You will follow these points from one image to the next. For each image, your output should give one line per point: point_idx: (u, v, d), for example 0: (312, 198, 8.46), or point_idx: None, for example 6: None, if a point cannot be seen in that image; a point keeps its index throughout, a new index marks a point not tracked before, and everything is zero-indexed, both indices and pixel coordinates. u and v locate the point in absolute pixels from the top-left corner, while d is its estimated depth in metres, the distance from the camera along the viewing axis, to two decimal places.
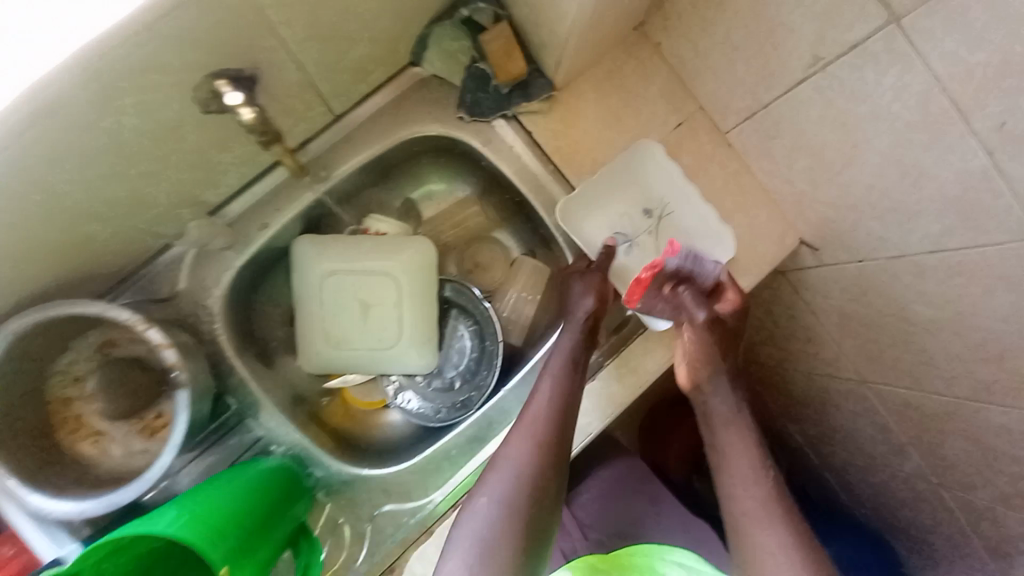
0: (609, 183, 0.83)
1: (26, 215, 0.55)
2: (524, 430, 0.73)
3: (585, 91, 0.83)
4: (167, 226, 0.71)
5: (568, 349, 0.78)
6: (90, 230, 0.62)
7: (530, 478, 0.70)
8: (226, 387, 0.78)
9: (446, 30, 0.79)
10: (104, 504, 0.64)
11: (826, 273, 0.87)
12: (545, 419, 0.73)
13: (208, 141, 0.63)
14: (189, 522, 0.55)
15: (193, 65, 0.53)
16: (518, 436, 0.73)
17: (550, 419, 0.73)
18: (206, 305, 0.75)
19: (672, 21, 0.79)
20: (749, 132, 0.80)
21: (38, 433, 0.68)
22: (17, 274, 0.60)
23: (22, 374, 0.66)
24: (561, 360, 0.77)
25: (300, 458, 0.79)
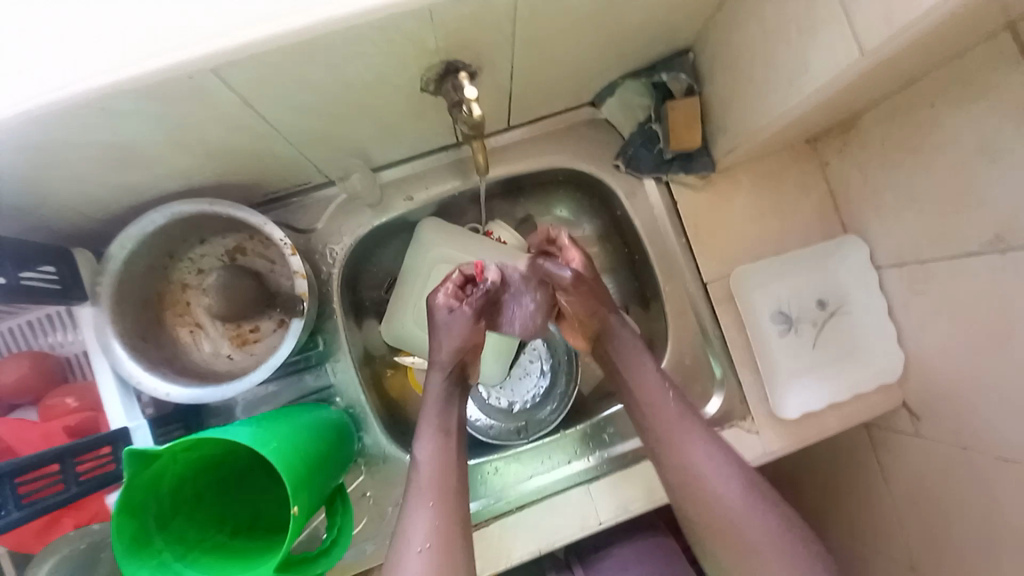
0: (803, 260, 0.83)
1: (235, 124, 0.58)
2: (421, 495, 0.61)
3: (741, 182, 0.83)
4: (331, 167, 0.75)
5: (429, 404, 0.67)
6: (273, 150, 0.66)
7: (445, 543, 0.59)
8: (321, 327, 0.80)
9: (636, 84, 0.80)
10: (187, 396, 0.65)
11: (917, 445, 0.82)
12: (446, 482, 0.62)
13: (406, 110, 0.66)
14: (281, 449, 0.55)
15: (436, 47, 0.55)
16: (416, 498, 0.61)
17: (445, 483, 0.62)
18: (335, 248, 0.81)
19: (853, 148, 0.78)
20: (893, 279, 0.78)
21: (150, 304, 0.73)
22: (202, 165, 0.63)
23: (163, 248, 0.71)
24: (429, 419, 0.66)
25: (356, 418, 0.80)
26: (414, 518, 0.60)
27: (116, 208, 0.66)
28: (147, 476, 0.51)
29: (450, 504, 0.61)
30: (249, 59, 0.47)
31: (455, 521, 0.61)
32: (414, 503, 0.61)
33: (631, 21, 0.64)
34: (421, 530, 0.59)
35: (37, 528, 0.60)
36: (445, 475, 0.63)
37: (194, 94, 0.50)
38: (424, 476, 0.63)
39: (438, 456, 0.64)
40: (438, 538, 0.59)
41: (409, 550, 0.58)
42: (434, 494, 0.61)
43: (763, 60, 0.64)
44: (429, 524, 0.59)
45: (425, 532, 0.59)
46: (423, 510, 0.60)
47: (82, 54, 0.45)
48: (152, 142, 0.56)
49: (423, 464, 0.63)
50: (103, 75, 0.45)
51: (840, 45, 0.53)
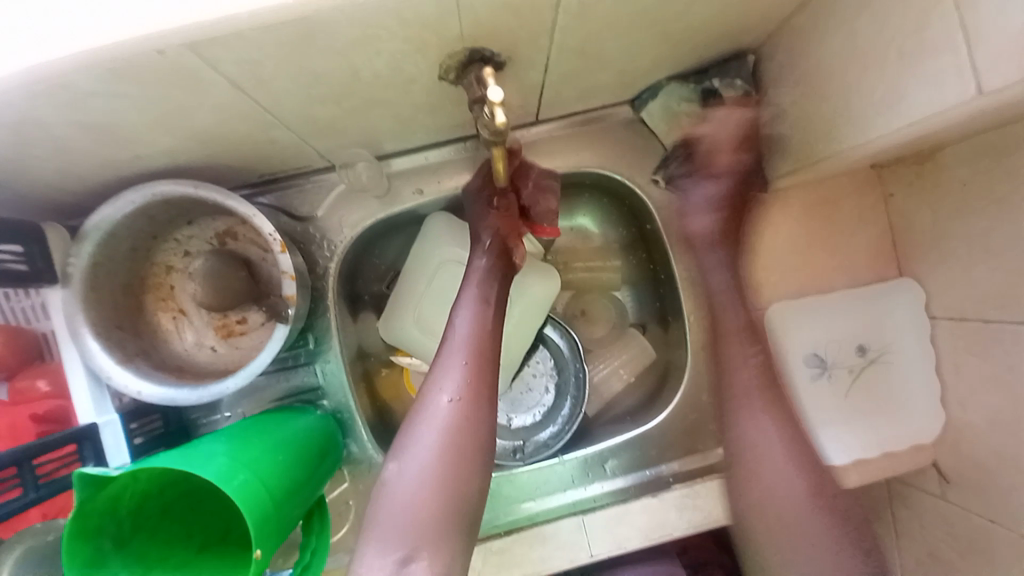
0: (847, 302, 0.75)
1: (225, 108, 0.50)
2: (454, 360, 0.59)
3: (789, 207, 0.74)
4: (335, 153, 0.67)
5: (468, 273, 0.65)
6: (269, 136, 0.58)
7: (475, 407, 0.58)
8: (312, 324, 0.75)
9: (681, 87, 0.70)
10: (160, 396, 0.61)
11: (938, 511, 0.75)
12: (480, 356, 0.60)
13: (421, 100, 0.58)
14: (249, 483, 0.49)
15: (460, 35, 0.47)
16: (450, 358, 0.59)
17: (484, 349, 0.60)
18: (333, 241, 0.74)
19: (926, 183, 0.69)
20: (946, 334, 0.70)
21: (131, 288, 0.67)
22: (188, 147, 0.56)
23: (145, 229, 0.65)
24: (469, 288, 0.64)
25: (343, 423, 0.75)
26: (448, 366, 0.59)
27: (95, 185, 0.59)
28: (101, 498, 0.47)
29: (482, 371, 0.60)
30: (235, 38, 0.40)
31: (488, 384, 0.60)
32: (447, 359, 0.60)
33: (694, 18, 0.54)
34: (457, 378, 0.59)
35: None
36: (486, 344, 0.61)
37: (172, 75, 0.43)
38: (460, 338, 0.61)
39: (477, 323, 0.61)
40: (469, 392, 0.58)
41: (440, 397, 0.58)
42: (469, 357, 0.60)
43: (845, 80, 0.54)
44: (463, 378, 0.58)
45: (458, 383, 0.58)
46: (457, 363, 0.59)
47: (41, 23, 0.37)
48: (131, 125, 0.49)
49: (463, 326, 0.61)
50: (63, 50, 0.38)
51: (952, 80, 0.44)
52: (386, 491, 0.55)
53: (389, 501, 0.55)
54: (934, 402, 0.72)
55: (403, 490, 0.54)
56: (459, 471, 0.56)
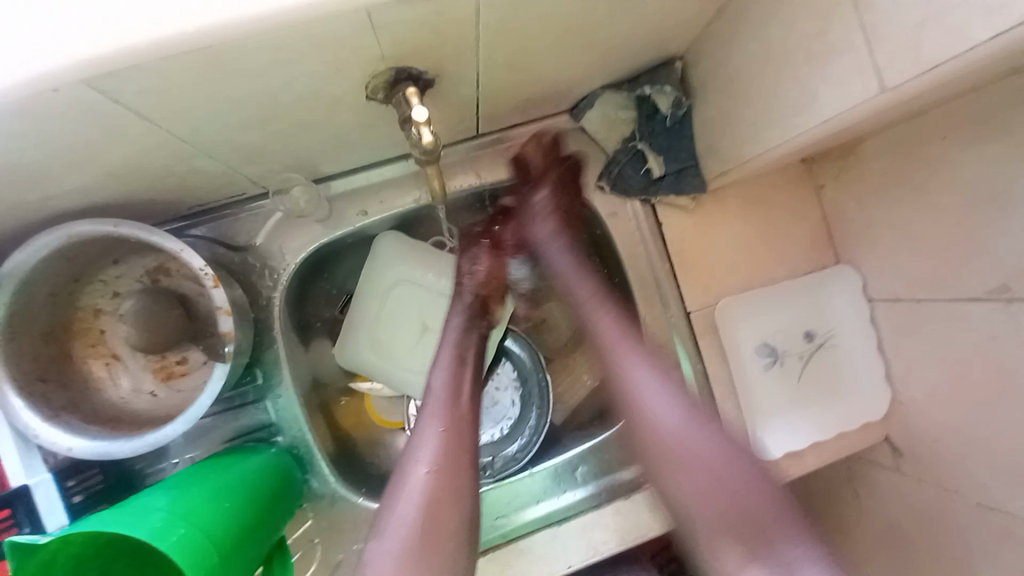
0: (791, 291, 0.78)
1: (136, 142, 0.47)
2: (433, 423, 0.60)
3: (730, 203, 0.77)
4: (270, 179, 0.65)
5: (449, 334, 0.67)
6: (193, 166, 0.55)
7: (453, 480, 0.57)
8: (259, 358, 0.71)
9: (614, 95, 0.71)
10: (92, 451, 0.56)
11: (895, 482, 0.78)
12: (459, 415, 0.61)
13: (354, 121, 0.57)
14: (191, 536, 0.46)
15: (381, 54, 0.46)
16: (427, 424, 0.60)
17: (456, 413, 0.61)
18: (277, 270, 0.71)
19: (851, 172, 0.72)
20: (885, 315, 0.74)
21: (54, 338, 0.62)
22: (101, 184, 0.53)
23: (65, 274, 0.61)
24: (446, 347, 0.66)
25: (301, 458, 0.72)
26: (424, 434, 0.59)
27: (4, 230, 0.55)
28: (29, 573, 0.44)
29: (457, 436, 0.59)
30: (136, 70, 0.38)
31: (469, 454, 0.59)
32: (425, 427, 0.60)
33: (617, 28, 0.55)
34: (432, 449, 0.58)
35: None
36: (462, 407, 0.62)
37: (73, 111, 0.40)
38: (437, 401, 0.62)
39: (451, 384, 0.63)
40: (446, 465, 0.57)
41: (418, 468, 0.57)
42: (445, 422, 0.60)
43: (763, 81, 0.56)
44: (439, 447, 0.58)
45: (434, 453, 0.58)
46: (435, 430, 0.59)
47: None
48: (31, 166, 0.46)
49: (439, 390, 0.62)
50: None
51: (856, 77, 0.46)
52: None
53: None
54: (880, 379, 0.76)
55: (382, 570, 0.52)
56: (435, 547, 0.53)
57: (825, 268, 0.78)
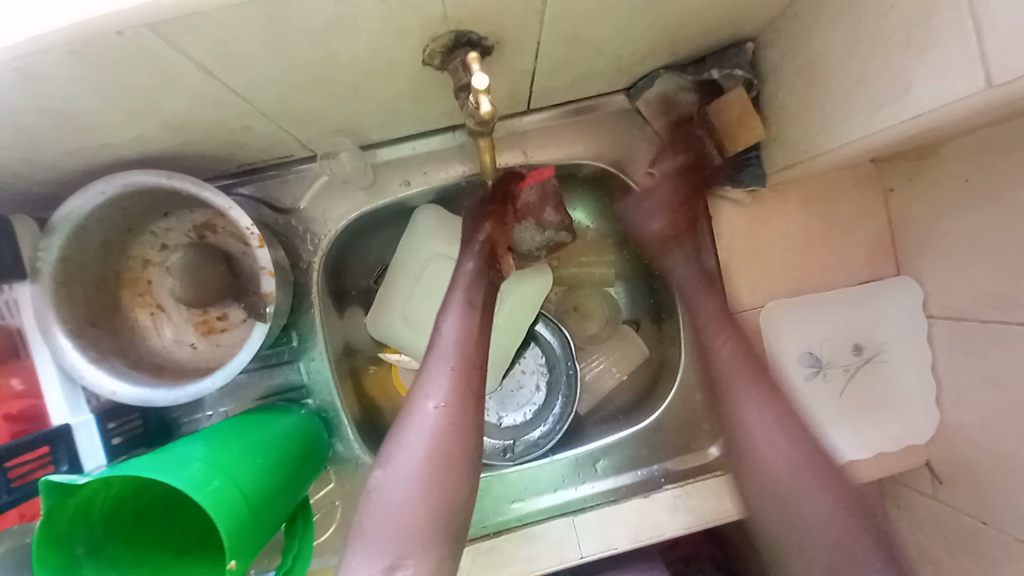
0: (843, 299, 0.74)
1: (192, 95, 0.47)
2: (442, 362, 0.59)
3: (786, 201, 0.72)
4: (318, 143, 0.65)
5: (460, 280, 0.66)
6: (244, 124, 0.55)
7: (462, 418, 0.57)
8: (296, 320, 0.72)
9: (678, 76, 0.68)
10: (136, 396, 0.58)
11: (932, 509, 0.74)
12: (468, 362, 0.60)
13: (406, 87, 0.55)
14: (226, 489, 0.47)
15: (441, 17, 0.44)
16: (437, 362, 0.59)
17: (467, 359, 0.60)
18: (318, 234, 0.71)
19: (926, 177, 0.67)
20: (943, 333, 0.69)
21: (105, 284, 0.64)
22: (156, 136, 0.53)
23: (119, 223, 0.62)
24: (457, 292, 0.65)
25: (328, 422, 0.74)
26: (434, 373, 0.59)
27: (64, 175, 0.56)
28: (70, 507, 0.45)
29: (467, 375, 0.59)
30: (198, 19, 0.37)
31: (476, 398, 0.59)
32: (434, 365, 0.59)
33: (689, 3, 0.52)
34: (441, 385, 0.58)
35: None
36: (472, 350, 0.61)
37: (134, 59, 0.40)
38: (446, 344, 0.61)
39: (465, 329, 0.62)
40: (455, 403, 0.57)
41: (426, 402, 0.57)
42: (454, 362, 0.59)
43: (846, 70, 0.52)
44: (449, 385, 0.58)
45: (444, 389, 0.58)
46: (445, 368, 0.59)
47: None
48: (92, 112, 0.46)
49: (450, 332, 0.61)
50: (9, 31, 0.35)
51: (957, 68, 0.42)
52: (370, 500, 0.54)
53: (374, 509, 0.53)
54: (930, 401, 0.71)
55: (390, 498, 0.53)
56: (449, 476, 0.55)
57: (883, 278, 0.73)
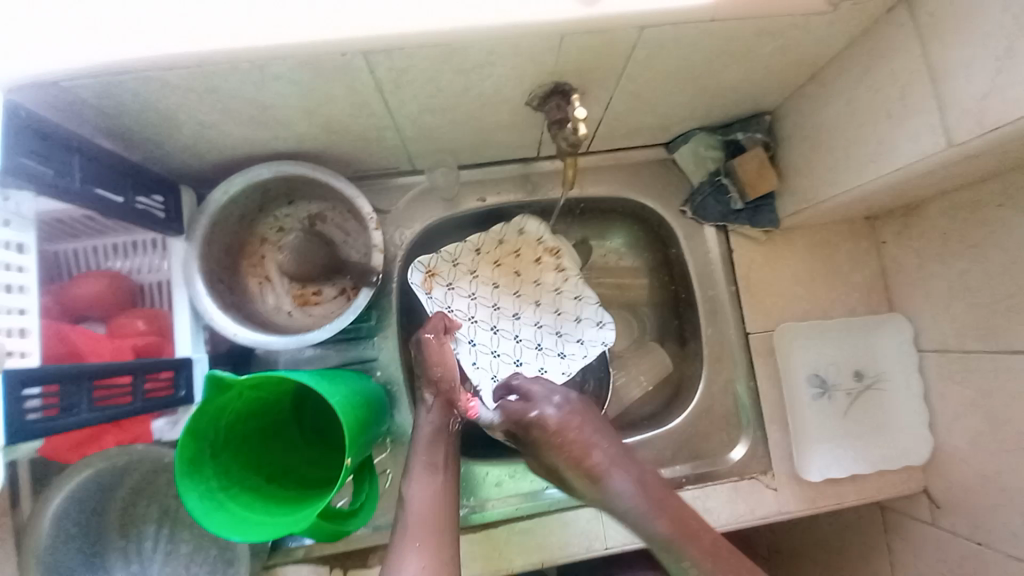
0: (845, 331, 0.85)
1: (359, 102, 0.62)
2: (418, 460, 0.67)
3: (795, 244, 0.87)
4: (422, 159, 0.81)
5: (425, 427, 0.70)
6: (379, 134, 0.71)
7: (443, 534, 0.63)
8: (376, 303, 0.85)
9: (708, 136, 0.85)
10: (251, 339, 0.70)
11: (931, 534, 0.81)
12: (444, 447, 0.69)
13: (506, 120, 0.72)
14: (342, 404, 0.58)
15: (554, 68, 0.61)
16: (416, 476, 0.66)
17: (433, 530, 0.63)
18: (405, 233, 0.86)
19: (912, 232, 0.81)
20: (933, 364, 0.80)
21: (232, 251, 0.78)
22: (314, 134, 0.69)
23: (256, 203, 0.77)
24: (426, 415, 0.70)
25: (391, 395, 0.83)
26: (416, 474, 0.67)
27: (229, 158, 0.72)
28: (216, 404, 0.55)
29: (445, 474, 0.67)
30: (400, 49, 0.53)
31: (448, 545, 0.62)
32: (415, 471, 0.67)
33: (727, 78, 0.69)
34: (411, 552, 0.60)
35: (79, 440, 0.64)
36: (440, 516, 0.64)
37: (338, 72, 0.56)
38: (421, 437, 0.69)
39: (431, 492, 0.65)
40: (429, 564, 0.60)
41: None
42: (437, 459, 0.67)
43: (845, 135, 0.69)
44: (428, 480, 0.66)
45: (416, 563, 0.59)
46: (421, 476, 0.66)
47: (262, 14, 0.50)
48: (283, 106, 0.61)
49: (415, 512, 0.64)
50: (269, 37, 0.50)
51: (928, 135, 0.57)
52: None
53: None
54: (924, 426, 0.81)
55: None
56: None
57: (881, 314, 0.85)
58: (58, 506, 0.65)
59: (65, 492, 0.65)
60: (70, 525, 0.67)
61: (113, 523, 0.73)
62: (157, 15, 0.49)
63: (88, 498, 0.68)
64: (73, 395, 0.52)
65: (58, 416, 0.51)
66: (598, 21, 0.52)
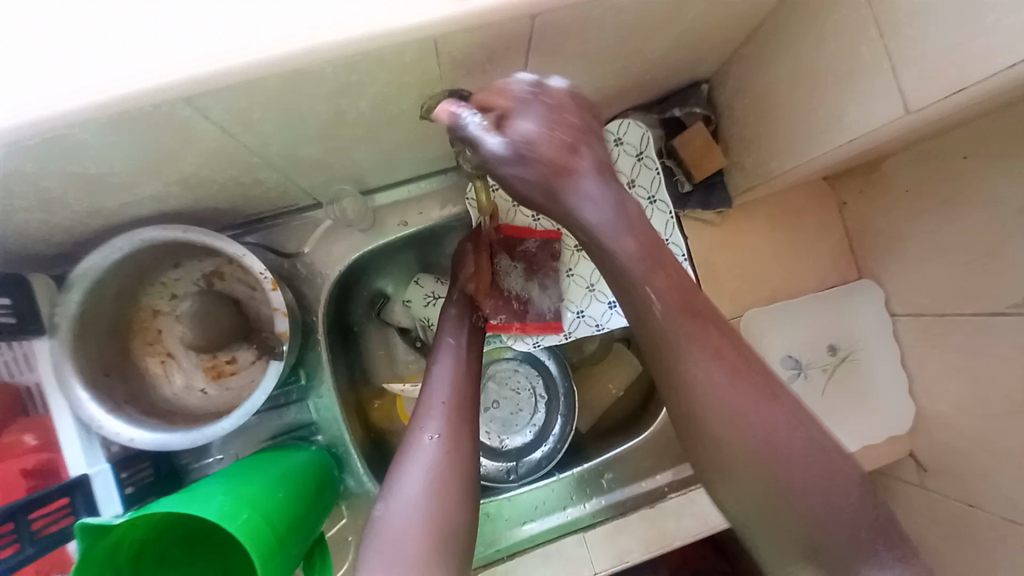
0: (816, 305, 0.80)
1: (214, 151, 0.51)
2: (436, 400, 0.58)
3: (755, 218, 0.79)
4: (323, 190, 0.69)
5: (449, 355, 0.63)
6: (258, 177, 0.60)
7: (456, 463, 0.54)
8: (303, 359, 0.75)
9: (645, 116, 0.75)
10: (152, 442, 0.60)
11: (921, 498, 0.78)
12: (461, 395, 0.59)
13: (408, 137, 0.61)
14: (253, 520, 0.49)
15: (444, 76, 0.50)
16: (433, 410, 0.57)
17: (462, 437, 0.56)
18: (322, 275, 0.75)
19: (874, 188, 0.75)
20: (909, 328, 0.75)
21: (116, 336, 0.67)
22: (173, 191, 0.57)
23: (133, 275, 0.65)
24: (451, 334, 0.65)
25: (339, 456, 0.75)
26: (427, 413, 0.57)
27: (81, 232, 0.59)
28: (99, 551, 0.46)
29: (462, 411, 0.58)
30: (233, 89, 0.42)
31: (471, 421, 0.58)
32: (427, 403, 0.58)
33: (654, 53, 0.59)
34: (438, 415, 0.56)
35: None
36: (467, 392, 0.60)
37: (162, 127, 0.44)
38: (440, 381, 0.60)
39: (452, 425, 0.56)
40: (452, 429, 0.56)
41: (423, 435, 0.55)
42: (448, 395, 0.58)
43: (793, 103, 0.60)
44: (446, 420, 0.56)
45: (440, 420, 0.56)
46: (440, 405, 0.57)
47: (33, 76, 0.38)
48: (116, 171, 0.49)
49: (440, 388, 0.59)
50: (48, 105, 0.38)
51: (885, 101, 0.49)
52: (376, 529, 0.49)
53: (380, 538, 0.49)
54: (905, 392, 0.77)
55: (394, 523, 0.49)
56: (456, 452, 0.54)
57: (852, 282, 0.80)
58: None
59: None
60: None
61: None
62: None
63: None
64: None
65: None
66: (479, 19, 0.41)
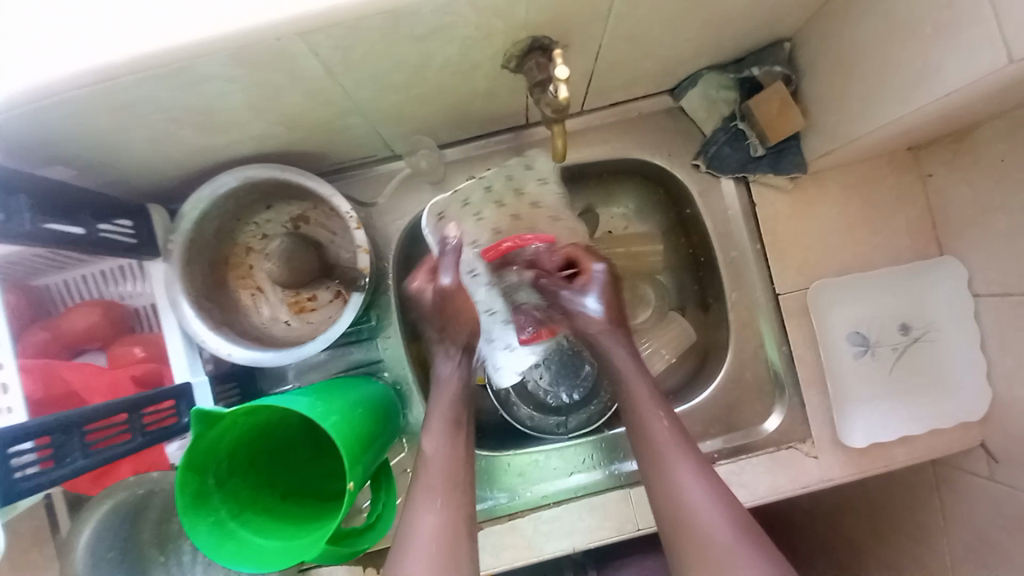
0: (889, 280, 0.77)
1: (310, 92, 0.56)
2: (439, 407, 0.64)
3: (827, 188, 0.77)
4: (399, 142, 0.74)
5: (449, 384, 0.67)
6: (344, 123, 0.64)
7: (460, 475, 0.60)
8: (374, 302, 0.80)
9: (721, 76, 0.75)
10: (248, 357, 0.67)
11: (990, 492, 0.74)
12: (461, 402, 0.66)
13: (483, 88, 0.64)
14: (338, 424, 0.54)
15: (526, 21, 0.52)
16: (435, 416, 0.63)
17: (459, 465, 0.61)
18: (394, 224, 0.80)
19: (962, 158, 0.70)
20: (991, 310, 0.71)
21: (217, 266, 0.74)
22: (270, 132, 0.62)
23: (234, 212, 0.73)
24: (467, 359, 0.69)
25: (401, 394, 0.81)
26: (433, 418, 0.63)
27: (192, 168, 0.66)
28: (209, 436, 0.52)
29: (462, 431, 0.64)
30: (335, 27, 0.46)
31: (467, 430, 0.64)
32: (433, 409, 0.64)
33: (734, 6, 0.58)
34: (441, 422, 0.63)
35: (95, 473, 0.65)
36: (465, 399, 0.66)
37: (271, 63, 0.49)
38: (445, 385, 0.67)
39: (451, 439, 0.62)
40: (452, 437, 0.62)
41: (428, 444, 0.61)
42: (449, 408, 0.64)
43: (881, 58, 0.58)
44: (448, 425, 0.63)
45: (442, 426, 0.63)
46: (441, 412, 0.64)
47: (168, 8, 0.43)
48: (228, 108, 0.55)
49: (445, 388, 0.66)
50: (180, 36, 0.43)
51: (987, 48, 0.47)
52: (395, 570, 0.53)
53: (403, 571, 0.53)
54: (982, 377, 0.73)
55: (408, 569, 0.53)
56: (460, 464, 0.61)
57: (931, 257, 0.76)
58: (87, 537, 0.67)
59: (91, 522, 0.67)
60: (106, 551, 0.69)
61: (150, 546, 0.74)
62: (62, 26, 0.43)
63: (118, 522, 0.70)
64: (67, 443, 0.51)
65: (57, 467, 0.49)
66: None
